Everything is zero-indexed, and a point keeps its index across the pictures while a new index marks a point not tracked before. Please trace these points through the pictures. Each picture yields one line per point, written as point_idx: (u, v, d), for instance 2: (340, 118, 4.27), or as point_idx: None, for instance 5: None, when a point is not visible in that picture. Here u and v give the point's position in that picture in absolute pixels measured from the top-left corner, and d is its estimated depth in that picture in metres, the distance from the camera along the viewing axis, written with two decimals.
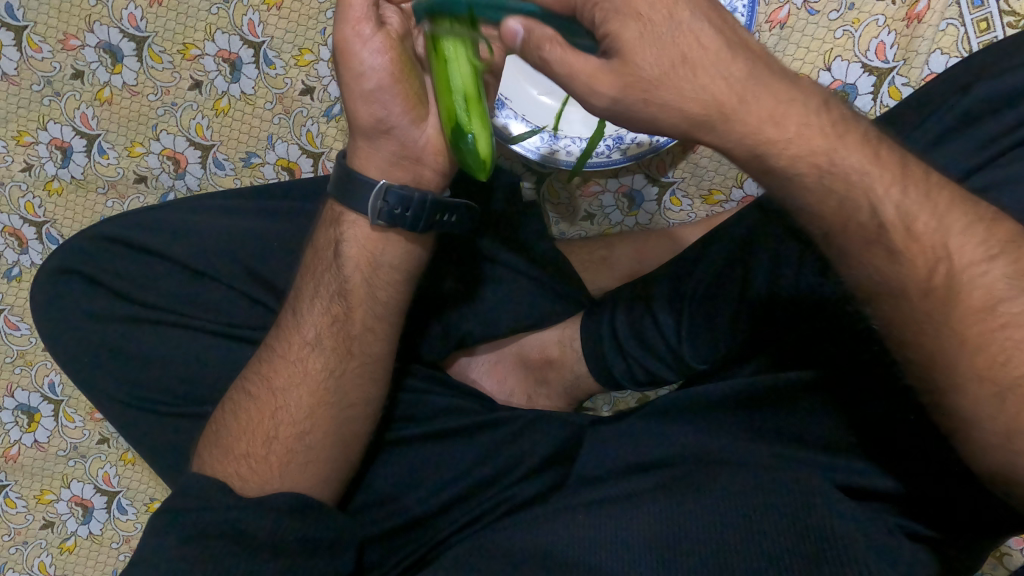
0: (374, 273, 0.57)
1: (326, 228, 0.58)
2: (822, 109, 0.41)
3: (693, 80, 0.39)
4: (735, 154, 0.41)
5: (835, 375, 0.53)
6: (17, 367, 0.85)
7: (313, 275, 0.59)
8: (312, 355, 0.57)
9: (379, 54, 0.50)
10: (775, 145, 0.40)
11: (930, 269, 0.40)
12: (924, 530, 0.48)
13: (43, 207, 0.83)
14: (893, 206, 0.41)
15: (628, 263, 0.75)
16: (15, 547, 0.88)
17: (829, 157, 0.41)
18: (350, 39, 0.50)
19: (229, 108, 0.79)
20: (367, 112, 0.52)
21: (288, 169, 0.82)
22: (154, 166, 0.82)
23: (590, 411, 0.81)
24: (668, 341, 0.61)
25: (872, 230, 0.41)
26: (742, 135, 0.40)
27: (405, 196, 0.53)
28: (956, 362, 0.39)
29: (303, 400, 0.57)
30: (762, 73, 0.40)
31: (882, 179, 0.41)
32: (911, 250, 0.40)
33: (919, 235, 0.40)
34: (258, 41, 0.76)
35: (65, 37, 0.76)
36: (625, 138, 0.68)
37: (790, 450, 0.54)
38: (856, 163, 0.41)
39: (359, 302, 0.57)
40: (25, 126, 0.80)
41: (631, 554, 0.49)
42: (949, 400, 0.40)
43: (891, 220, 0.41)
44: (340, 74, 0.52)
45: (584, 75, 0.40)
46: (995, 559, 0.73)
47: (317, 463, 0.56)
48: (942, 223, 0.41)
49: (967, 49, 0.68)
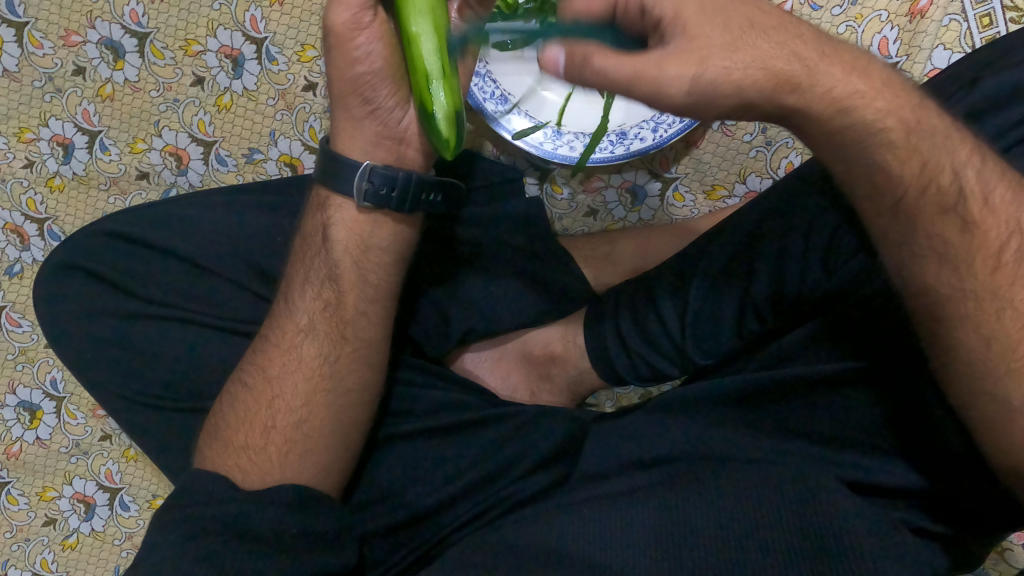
0: (364, 255, 0.57)
1: (313, 214, 0.58)
2: (888, 81, 0.42)
3: (769, 39, 0.38)
4: (818, 116, 0.40)
5: (880, 365, 0.52)
6: (19, 364, 0.85)
7: (302, 262, 0.59)
8: (305, 341, 0.57)
9: (377, 40, 0.50)
10: (862, 100, 0.40)
11: (1002, 245, 0.42)
12: (925, 524, 0.50)
13: (45, 203, 0.83)
14: (974, 172, 0.43)
15: (630, 259, 0.74)
16: (17, 544, 0.88)
17: (915, 115, 0.42)
18: (347, 25, 0.49)
19: (231, 104, 0.79)
20: (357, 94, 0.52)
21: (291, 166, 0.81)
22: (156, 162, 0.82)
23: (593, 406, 0.81)
24: (672, 335, 0.62)
25: (952, 195, 0.42)
26: (821, 93, 0.39)
27: (390, 176, 0.54)
28: (1012, 346, 0.41)
29: (299, 387, 0.57)
30: (830, 46, 0.40)
31: (962, 147, 0.43)
32: (987, 222, 0.42)
33: (995, 207, 0.42)
34: (260, 37, 0.76)
35: (67, 33, 0.76)
36: (629, 133, 0.69)
37: (792, 444, 0.54)
38: (939, 126, 0.43)
39: (350, 286, 0.57)
40: (27, 123, 0.80)
41: (637, 548, 0.49)
42: (983, 385, 0.42)
43: (971, 186, 0.42)
44: (331, 56, 0.51)
45: (652, 62, 0.37)
46: (998, 554, 0.73)
47: (315, 451, 0.56)
48: (1017, 198, 0.43)
49: (970, 45, 0.69)
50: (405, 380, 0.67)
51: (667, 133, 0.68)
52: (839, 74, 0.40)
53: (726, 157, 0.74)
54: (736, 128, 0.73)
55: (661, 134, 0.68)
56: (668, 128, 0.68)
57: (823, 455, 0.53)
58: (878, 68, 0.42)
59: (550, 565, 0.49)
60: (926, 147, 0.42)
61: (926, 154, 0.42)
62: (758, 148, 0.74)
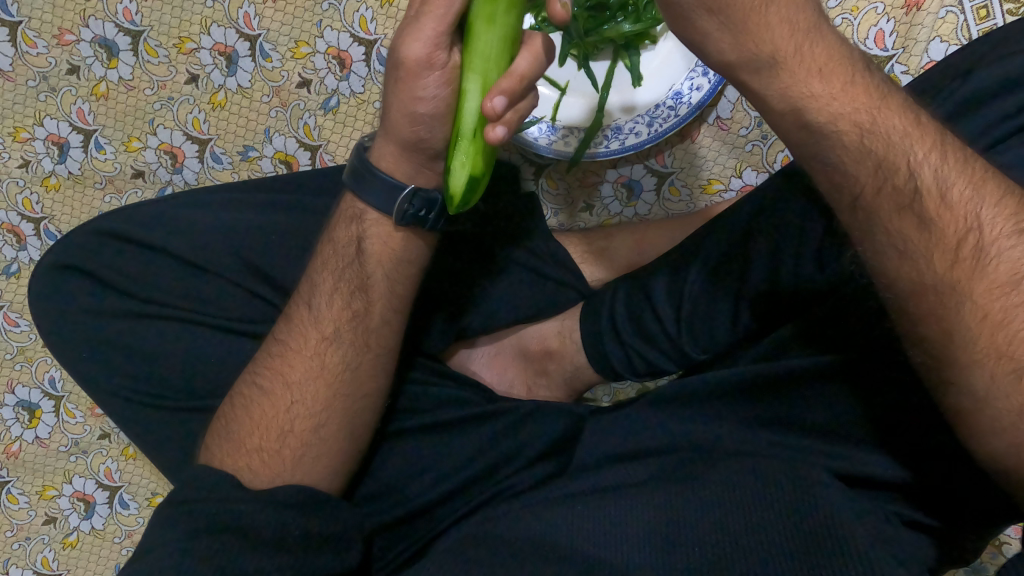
0: (394, 268, 0.58)
1: (343, 225, 0.58)
2: (850, 81, 0.41)
3: (764, 13, 0.39)
4: (773, 108, 0.42)
5: (876, 357, 0.51)
6: (17, 364, 0.86)
7: (330, 269, 0.58)
8: (330, 349, 0.57)
9: (443, 86, 0.49)
10: (815, 101, 0.41)
11: (960, 240, 0.39)
12: (924, 518, 0.49)
13: (41, 203, 0.82)
14: (931, 171, 0.40)
15: (627, 253, 0.74)
16: (18, 542, 0.88)
17: (870, 118, 0.41)
18: (420, 63, 0.48)
19: (226, 101, 0.79)
20: (409, 129, 0.52)
21: (286, 163, 0.81)
22: (152, 160, 0.81)
23: (590, 401, 0.81)
24: (667, 330, 0.62)
25: (907, 193, 0.40)
26: (778, 89, 0.41)
27: (430, 200, 0.55)
28: (973, 338, 0.38)
29: (319, 394, 0.56)
30: (805, 38, 0.40)
31: (920, 145, 0.41)
32: (943, 218, 0.39)
33: (952, 203, 0.39)
34: (255, 34, 0.76)
35: (60, 32, 0.76)
36: (624, 128, 0.69)
37: (789, 438, 0.53)
38: (898, 125, 0.41)
39: (378, 296, 0.58)
40: (22, 122, 0.80)
41: (631, 543, 0.48)
42: (948, 376, 0.39)
43: (925, 184, 0.40)
44: (396, 85, 0.50)
45: None
46: (994, 547, 0.74)
47: (330, 456, 0.57)
48: (978, 193, 0.39)
49: (967, 37, 0.68)
50: (410, 380, 0.67)
51: (662, 128, 0.68)
52: (807, 71, 0.41)
53: (723, 151, 0.74)
54: (732, 122, 0.73)
55: (658, 128, 0.68)
56: (664, 122, 0.68)
57: (817, 445, 0.52)
58: (844, 62, 0.41)
59: (541, 560, 0.48)
60: (880, 148, 0.41)
61: (880, 155, 0.41)
62: (754, 142, 0.74)
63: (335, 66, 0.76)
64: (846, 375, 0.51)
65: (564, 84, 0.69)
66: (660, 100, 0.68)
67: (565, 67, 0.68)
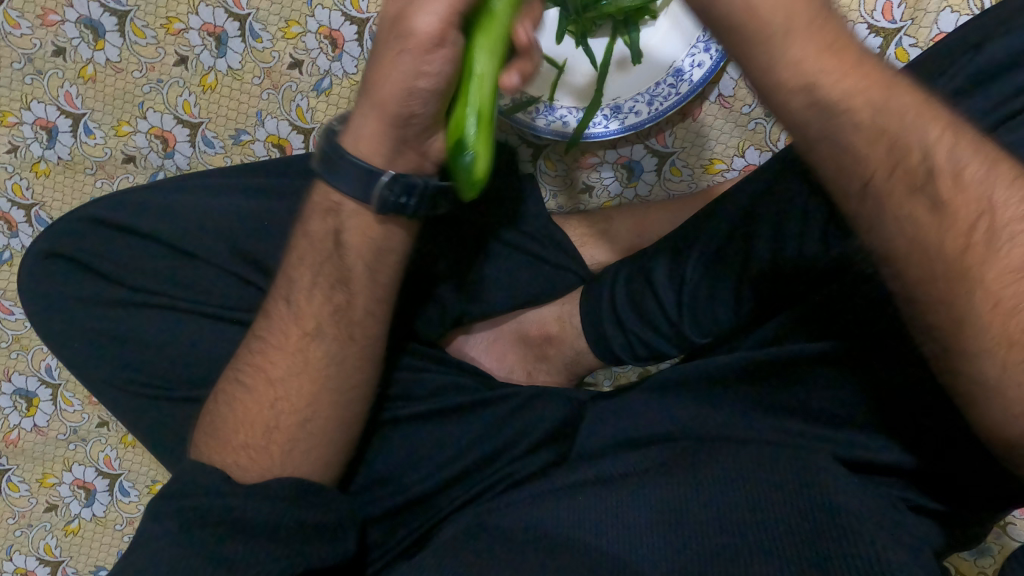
0: (375, 260, 0.56)
1: (318, 217, 0.56)
2: (858, 62, 0.37)
3: None
4: None
5: (864, 347, 0.51)
6: (13, 352, 0.85)
7: (306, 265, 0.57)
8: (312, 344, 0.56)
9: (449, 62, 0.48)
10: (824, 80, 0.37)
11: (972, 224, 0.36)
12: (934, 505, 0.48)
13: (31, 188, 0.81)
14: (944, 151, 0.37)
15: (627, 236, 0.73)
16: (20, 530, 0.89)
17: (884, 96, 0.37)
18: (430, 37, 0.46)
19: (216, 83, 0.77)
20: (406, 105, 0.50)
21: (279, 147, 0.79)
22: (142, 145, 0.79)
23: (591, 385, 0.80)
24: (667, 314, 0.61)
25: (920, 175, 0.37)
26: (786, 63, 0.36)
27: (409, 185, 0.53)
28: (984, 329, 0.36)
29: (304, 389, 0.56)
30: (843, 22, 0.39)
31: (935, 124, 0.37)
32: (955, 202, 0.37)
33: (966, 184, 0.37)
34: (244, 13, 0.74)
35: (44, 12, 0.75)
36: (624, 107, 0.67)
37: (792, 424, 0.53)
38: (911, 104, 0.37)
39: (360, 288, 0.57)
40: (9, 107, 0.78)
41: (632, 533, 0.48)
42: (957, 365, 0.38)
43: (939, 165, 0.37)
44: (399, 58, 0.48)
45: None
46: (1000, 528, 0.73)
47: (318, 449, 0.56)
48: (991, 174, 0.37)
49: (979, 6, 0.66)
50: (408, 367, 0.67)
51: (663, 106, 0.66)
52: (813, 47, 0.36)
53: (725, 128, 0.73)
54: (734, 100, 0.72)
55: (659, 108, 0.66)
56: (666, 100, 0.66)
57: (817, 433, 0.52)
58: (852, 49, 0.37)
59: (541, 549, 0.48)
60: (895, 126, 0.37)
61: (893, 136, 0.37)
62: (757, 120, 0.72)
63: (326, 46, 0.74)
64: (853, 359, 0.51)
65: (562, 62, 0.66)
66: (659, 79, 0.66)
67: (564, 44, 0.66)
